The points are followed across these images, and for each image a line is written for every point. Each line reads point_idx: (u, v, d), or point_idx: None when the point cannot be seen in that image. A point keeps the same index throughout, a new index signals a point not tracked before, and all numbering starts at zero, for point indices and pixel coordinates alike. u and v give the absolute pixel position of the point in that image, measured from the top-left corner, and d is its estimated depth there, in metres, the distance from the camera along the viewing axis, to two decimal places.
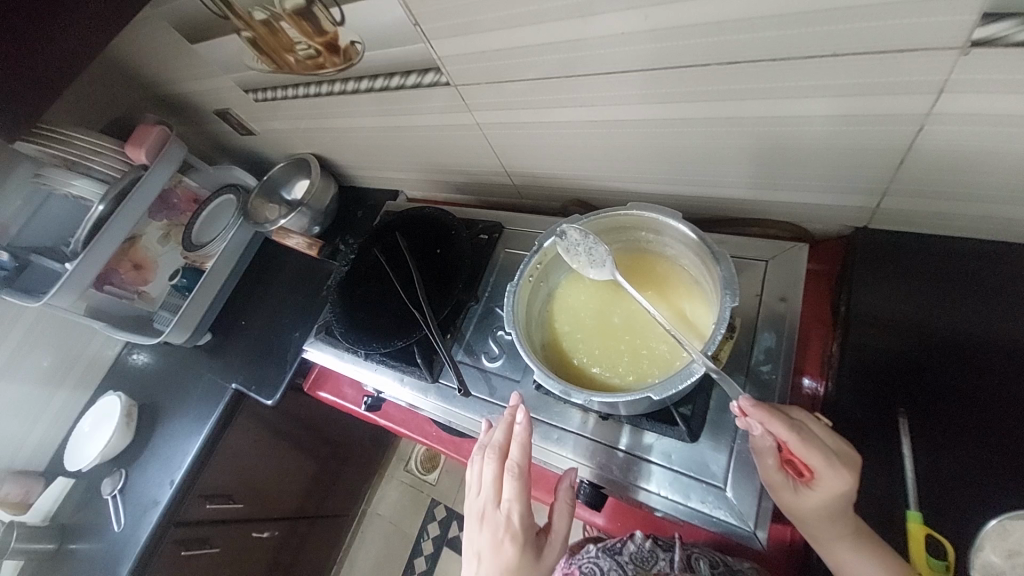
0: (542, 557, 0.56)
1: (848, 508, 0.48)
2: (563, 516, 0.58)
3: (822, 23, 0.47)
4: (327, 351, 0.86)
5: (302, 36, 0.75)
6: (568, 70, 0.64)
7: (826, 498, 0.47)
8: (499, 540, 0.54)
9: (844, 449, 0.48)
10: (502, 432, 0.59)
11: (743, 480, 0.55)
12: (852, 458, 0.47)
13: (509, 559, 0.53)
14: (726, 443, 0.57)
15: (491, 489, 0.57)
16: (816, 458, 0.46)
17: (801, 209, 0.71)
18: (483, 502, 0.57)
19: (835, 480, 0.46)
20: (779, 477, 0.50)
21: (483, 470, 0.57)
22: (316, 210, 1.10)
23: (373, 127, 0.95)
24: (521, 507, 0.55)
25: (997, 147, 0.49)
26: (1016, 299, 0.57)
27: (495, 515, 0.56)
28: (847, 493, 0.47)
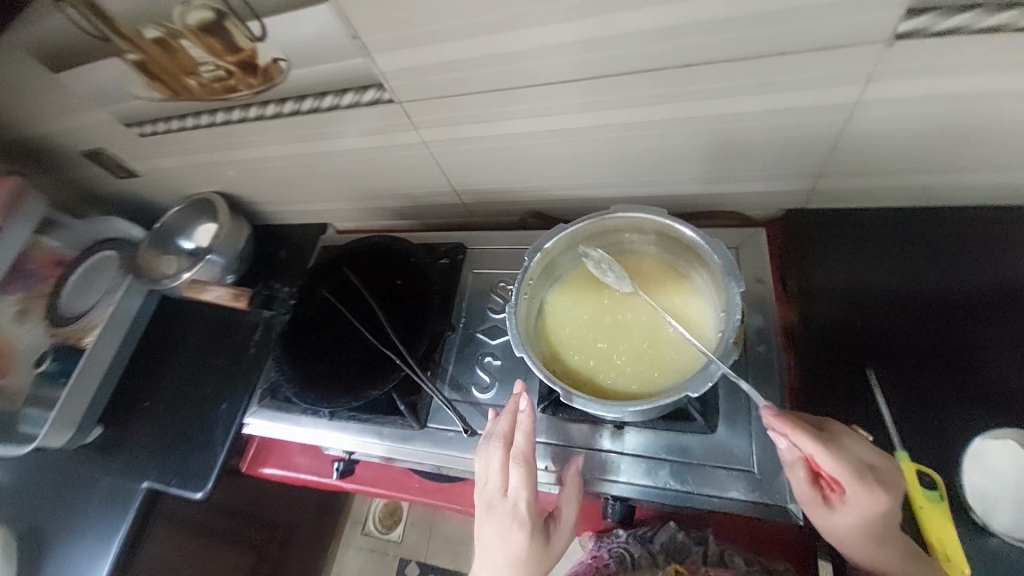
0: (552, 543, 0.52)
1: (885, 527, 0.47)
2: (572, 501, 0.55)
3: (772, 24, 0.51)
4: (280, 420, 0.73)
5: (208, 55, 0.66)
6: (526, 81, 0.63)
7: (857, 514, 0.47)
8: (507, 528, 0.51)
9: (885, 466, 0.47)
10: (507, 420, 0.56)
11: (772, 459, 0.55)
12: (892, 476, 0.47)
13: (519, 545, 0.50)
14: (742, 427, 0.58)
15: (497, 477, 0.53)
16: (847, 476, 0.46)
17: (746, 199, 0.77)
18: (489, 491, 0.53)
19: (867, 498, 0.46)
20: (810, 493, 0.50)
21: (487, 459, 0.54)
22: (229, 256, 0.96)
23: (296, 155, 0.85)
24: (529, 493, 0.52)
25: (911, 126, 0.58)
26: (929, 254, 0.67)
27: (503, 504, 0.52)
28: (881, 512, 0.46)
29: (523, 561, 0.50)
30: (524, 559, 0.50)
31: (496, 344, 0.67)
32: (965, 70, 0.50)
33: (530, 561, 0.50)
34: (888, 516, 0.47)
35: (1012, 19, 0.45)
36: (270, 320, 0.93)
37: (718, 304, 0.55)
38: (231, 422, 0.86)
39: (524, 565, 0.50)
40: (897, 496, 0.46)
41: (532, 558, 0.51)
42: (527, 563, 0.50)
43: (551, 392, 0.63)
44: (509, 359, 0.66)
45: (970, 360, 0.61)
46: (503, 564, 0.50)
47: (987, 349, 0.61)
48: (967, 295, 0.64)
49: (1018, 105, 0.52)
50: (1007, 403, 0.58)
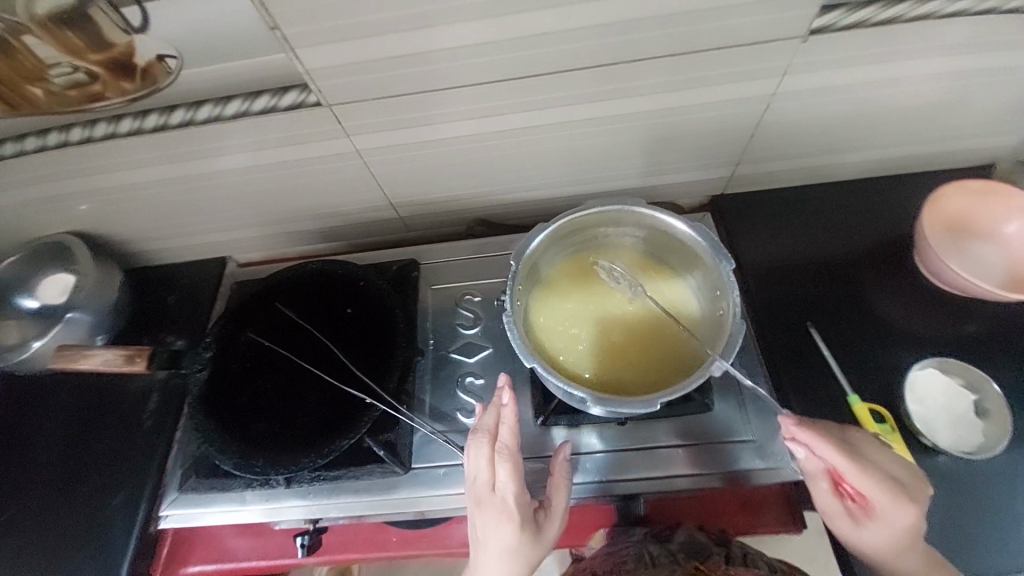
0: (543, 532, 0.51)
1: (913, 538, 0.50)
2: (561, 489, 0.54)
3: (714, 20, 0.54)
4: (215, 501, 0.58)
5: (62, 54, 0.52)
6: (476, 79, 0.59)
7: (883, 524, 0.50)
8: (497, 522, 0.50)
9: (909, 478, 0.50)
10: (493, 413, 0.52)
11: (765, 424, 0.60)
12: (918, 487, 0.50)
13: (510, 539, 0.49)
14: (735, 400, 0.61)
15: (484, 473, 0.50)
16: (869, 488, 0.49)
17: (679, 189, 0.82)
18: (477, 487, 0.50)
19: (893, 510, 0.48)
20: (834, 503, 0.53)
21: (473, 455, 0.50)
22: (99, 310, 0.75)
23: (189, 176, 0.70)
24: (518, 488, 0.50)
25: (815, 109, 0.67)
26: (832, 223, 0.78)
27: (492, 500, 0.50)
28: (908, 523, 0.49)
29: (514, 553, 0.49)
30: (516, 551, 0.49)
31: (474, 362, 0.63)
32: (857, 60, 0.59)
33: (522, 553, 0.49)
34: (915, 527, 0.49)
35: (900, 11, 0.55)
36: (165, 382, 0.76)
37: (708, 286, 0.56)
38: (132, 518, 0.67)
39: (515, 556, 0.50)
40: (921, 507, 0.49)
41: (524, 550, 0.50)
42: (519, 555, 0.49)
43: (548, 401, 0.59)
44: (492, 375, 0.63)
45: (876, 309, 0.71)
46: (494, 557, 0.50)
47: (887, 299, 0.72)
48: (870, 254, 0.75)
49: (882, 91, 0.64)
50: (910, 340, 0.69)
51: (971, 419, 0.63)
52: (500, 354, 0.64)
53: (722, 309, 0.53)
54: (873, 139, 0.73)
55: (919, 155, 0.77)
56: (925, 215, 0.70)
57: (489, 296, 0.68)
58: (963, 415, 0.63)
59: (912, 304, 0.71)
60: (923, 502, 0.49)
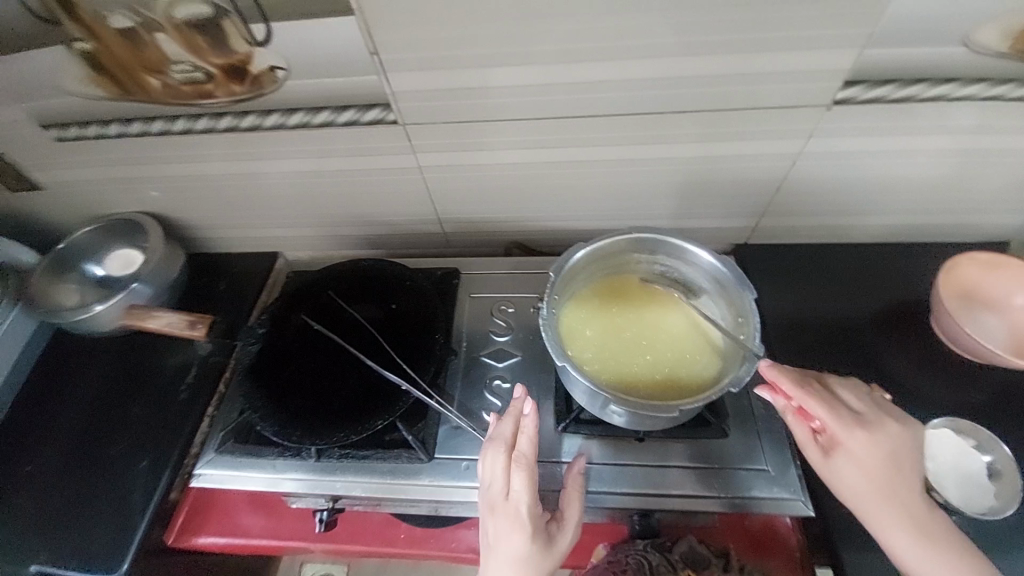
0: (555, 543, 0.52)
1: (884, 474, 0.51)
2: (573, 503, 0.55)
3: (751, 83, 0.61)
4: (245, 469, 0.62)
5: (186, 53, 0.61)
6: (534, 113, 0.67)
7: (849, 453, 0.52)
8: (509, 529, 0.50)
9: (875, 413, 0.54)
10: (510, 422, 0.55)
11: (776, 455, 0.62)
12: (883, 422, 0.53)
13: (521, 548, 0.50)
14: (749, 430, 0.64)
15: (499, 480, 0.52)
16: (826, 410, 0.53)
17: (705, 234, 0.87)
18: (492, 494, 0.52)
19: (849, 431, 0.52)
20: (803, 438, 0.55)
21: (490, 462, 0.52)
22: (159, 284, 0.81)
23: (265, 174, 0.78)
24: (531, 497, 0.51)
25: (836, 172, 0.73)
26: (846, 280, 0.83)
27: (506, 506, 0.51)
28: (869, 450, 0.51)
29: (526, 563, 0.49)
30: (527, 562, 0.50)
31: (503, 367, 0.68)
32: (878, 130, 0.66)
33: (534, 562, 0.50)
34: (881, 457, 0.51)
35: (914, 93, 0.62)
36: (206, 357, 0.81)
37: (730, 314, 0.61)
38: (155, 483, 0.69)
39: (527, 566, 0.49)
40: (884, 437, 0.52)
41: (535, 561, 0.50)
42: (530, 565, 0.49)
43: (570, 409, 0.64)
44: (519, 381, 0.67)
45: (885, 364, 0.75)
46: (505, 566, 0.50)
47: (897, 357, 0.75)
48: (882, 311, 0.79)
49: (899, 162, 0.71)
50: (918, 398, 0.71)
51: (986, 483, 0.64)
52: (527, 363, 0.69)
53: (743, 334, 0.58)
54: (890, 205, 0.79)
55: (931, 227, 0.83)
56: (941, 280, 0.74)
57: (521, 308, 0.73)
58: (978, 479, 0.63)
59: (924, 365, 0.74)
60: (885, 434, 0.52)
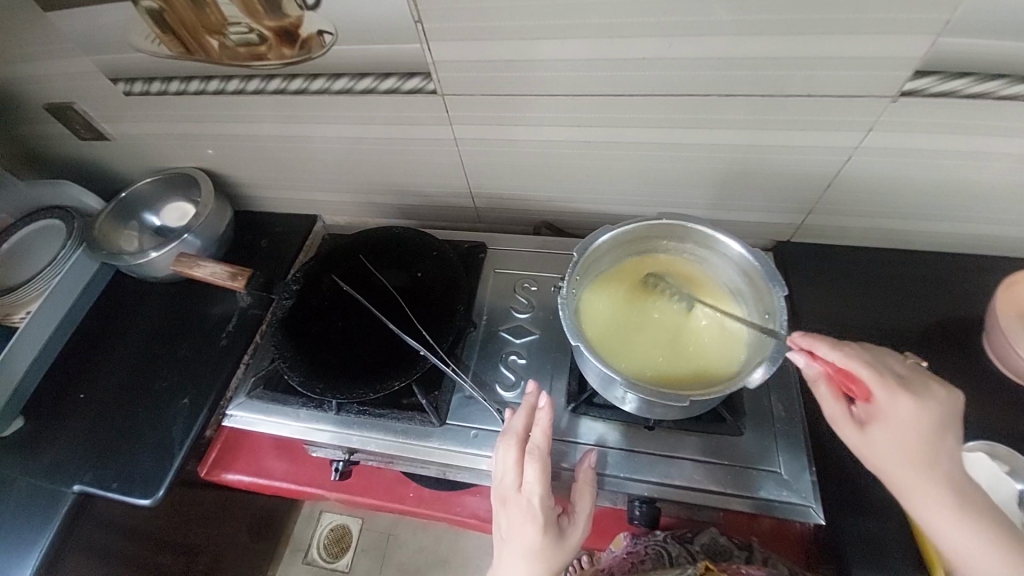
0: (566, 536, 0.53)
1: (934, 452, 0.47)
2: (585, 496, 0.56)
3: (808, 69, 0.58)
4: (271, 414, 0.66)
5: (243, 16, 0.63)
6: (575, 90, 0.65)
7: (890, 428, 0.48)
8: (521, 521, 0.52)
9: (923, 379, 0.49)
10: (523, 416, 0.56)
11: (793, 459, 0.60)
12: (934, 386, 0.48)
13: (532, 540, 0.51)
14: (767, 432, 0.62)
15: (511, 472, 0.53)
16: (873, 376, 0.49)
17: (744, 227, 0.84)
18: (504, 486, 0.53)
19: (897, 404, 0.47)
20: (838, 409, 0.51)
21: (503, 455, 0.54)
22: (207, 237, 0.85)
23: (309, 138, 0.81)
24: (543, 489, 0.52)
25: (894, 171, 0.68)
26: (893, 288, 0.78)
27: (518, 499, 0.52)
28: (914, 415, 0.47)
29: (538, 555, 0.51)
30: (539, 554, 0.51)
31: (520, 343, 0.69)
32: (949, 128, 0.61)
33: (545, 555, 0.51)
34: (932, 430, 0.47)
35: (992, 88, 0.56)
36: (245, 309, 0.86)
37: (758, 309, 0.59)
38: (192, 420, 0.75)
39: (539, 557, 0.51)
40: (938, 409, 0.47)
41: (546, 553, 0.51)
42: (542, 558, 0.51)
43: (581, 391, 0.64)
44: (534, 359, 0.68)
45: None
46: (517, 557, 0.51)
47: (938, 372, 0.71)
48: (929, 324, 0.74)
49: (970, 165, 0.65)
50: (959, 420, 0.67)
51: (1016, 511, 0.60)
52: (545, 342, 0.69)
53: (769, 331, 0.55)
54: (954, 211, 0.73)
55: (998, 239, 0.76)
56: (999, 297, 0.69)
57: (544, 288, 0.73)
58: (1007, 506, 0.59)
59: (969, 385, 0.69)
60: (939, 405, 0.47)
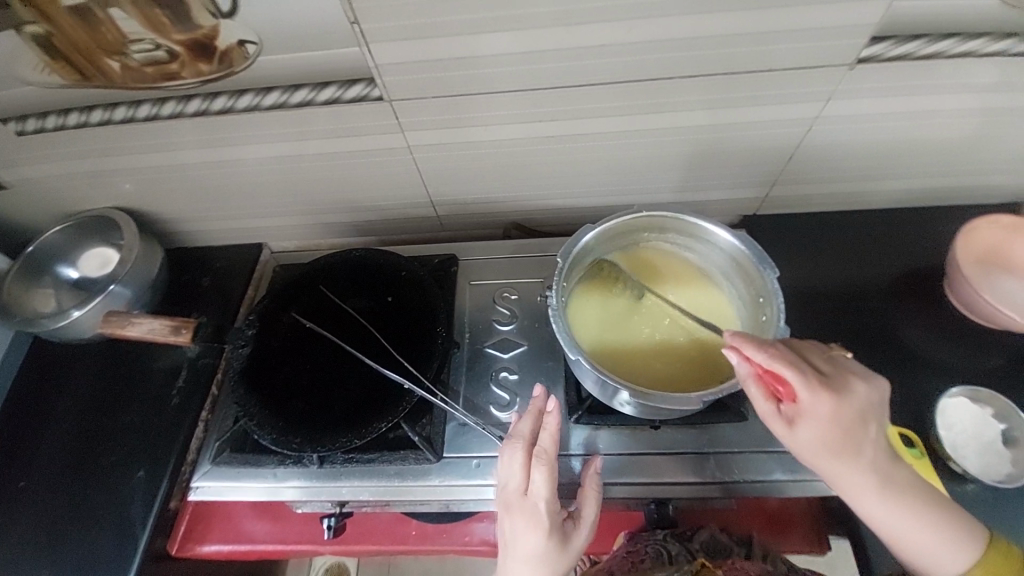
0: (571, 541, 0.50)
1: (858, 446, 0.47)
2: (591, 502, 0.53)
3: (768, 43, 0.56)
4: (244, 479, 0.59)
5: (146, 30, 0.54)
6: (536, 84, 0.61)
7: (815, 426, 0.47)
8: (526, 528, 0.49)
9: (844, 376, 0.48)
10: (530, 420, 0.53)
11: None
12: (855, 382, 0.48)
13: (538, 546, 0.48)
14: None
15: (517, 477, 0.50)
16: (801, 380, 0.46)
17: (713, 206, 0.83)
18: (508, 491, 0.50)
19: (823, 406, 0.46)
20: (766, 408, 0.49)
21: (508, 459, 0.51)
22: (139, 283, 0.75)
23: (243, 161, 0.72)
24: (551, 494, 0.49)
25: (852, 137, 0.69)
26: (861, 250, 0.80)
27: (524, 505, 0.49)
28: (836, 414, 0.46)
29: (542, 562, 0.48)
30: (543, 561, 0.48)
31: (509, 357, 0.65)
32: (902, 90, 0.62)
33: (550, 561, 0.48)
34: (857, 426, 0.47)
35: (943, 48, 0.57)
36: (195, 360, 0.76)
37: (750, 294, 0.58)
38: (153, 494, 0.67)
39: (542, 564, 0.48)
40: (854, 397, 0.47)
41: (551, 559, 0.48)
42: (546, 565, 0.48)
43: (581, 400, 0.61)
44: (526, 372, 0.64)
45: (901, 335, 0.73)
46: (520, 565, 0.48)
47: (912, 326, 0.73)
48: (894, 281, 0.77)
49: (920, 124, 0.67)
50: (936, 369, 0.70)
51: (1002, 451, 0.64)
52: (534, 352, 0.65)
53: (766, 315, 0.54)
54: (907, 169, 0.75)
55: (947, 190, 0.79)
56: (959, 247, 0.71)
57: (524, 294, 0.69)
58: (993, 447, 0.64)
59: (938, 334, 0.72)
60: (852, 394, 0.47)
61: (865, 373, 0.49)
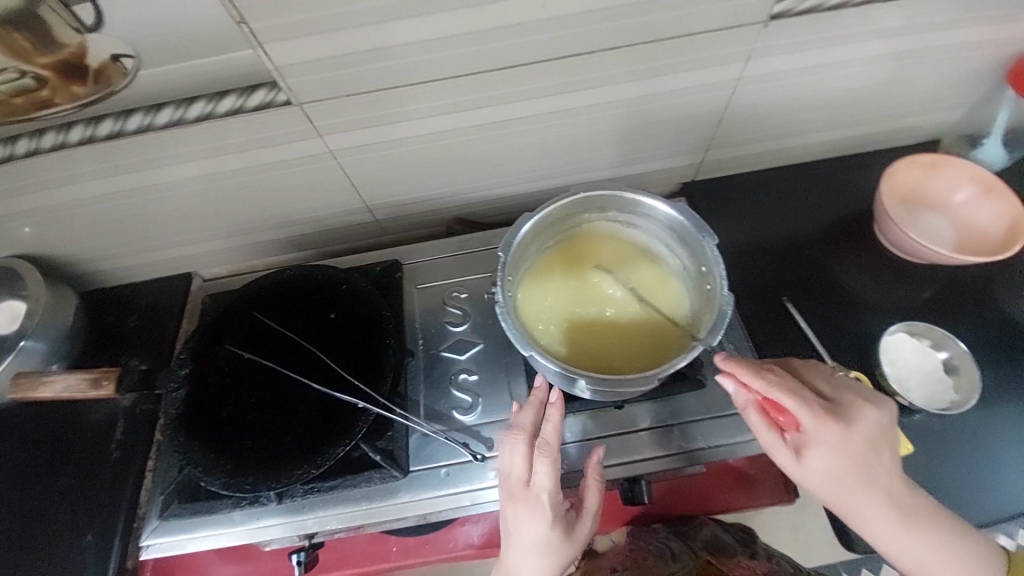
0: (570, 529, 0.51)
1: (865, 471, 0.49)
2: (594, 490, 0.54)
3: (682, 8, 0.56)
4: (199, 529, 0.55)
5: (4, 57, 0.49)
6: (454, 71, 0.58)
7: (819, 455, 0.48)
8: (527, 517, 0.49)
9: (848, 403, 0.49)
10: (532, 410, 0.53)
11: None
12: (859, 410, 0.49)
13: (538, 533, 0.49)
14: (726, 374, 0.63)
15: (519, 469, 0.50)
16: (801, 411, 0.48)
17: (653, 178, 0.83)
18: (511, 481, 0.50)
19: (825, 434, 0.47)
20: (772, 439, 0.51)
21: (511, 451, 0.50)
22: (53, 335, 0.69)
23: (148, 188, 0.66)
24: (554, 486, 0.49)
25: (775, 94, 0.70)
26: (797, 204, 0.82)
27: (527, 496, 0.49)
28: (839, 443, 0.47)
29: (541, 547, 0.49)
30: (542, 546, 0.49)
31: (466, 358, 0.63)
32: (816, 43, 0.63)
33: (549, 548, 0.49)
34: (863, 451, 0.48)
35: None
36: (132, 408, 0.70)
37: (693, 264, 0.58)
38: (105, 560, 0.62)
39: (542, 550, 0.50)
40: (862, 429, 0.48)
41: (550, 546, 0.49)
42: (546, 550, 0.49)
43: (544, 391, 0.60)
44: (486, 371, 0.62)
45: (842, 281, 0.75)
46: (520, 551, 0.49)
47: (852, 270, 0.76)
48: (831, 230, 0.79)
49: (837, 74, 0.68)
50: (876, 309, 0.73)
51: (943, 379, 0.67)
52: (492, 350, 0.64)
53: (710, 284, 0.55)
54: (831, 119, 0.77)
55: (869, 135, 0.82)
56: (885, 189, 0.74)
57: (475, 292, 0.68)
58: (935, 376, 0.67)
59: (873, 276, 0.75)
60: (864, 423, 0.49)
61: (869, 399, 0.50)
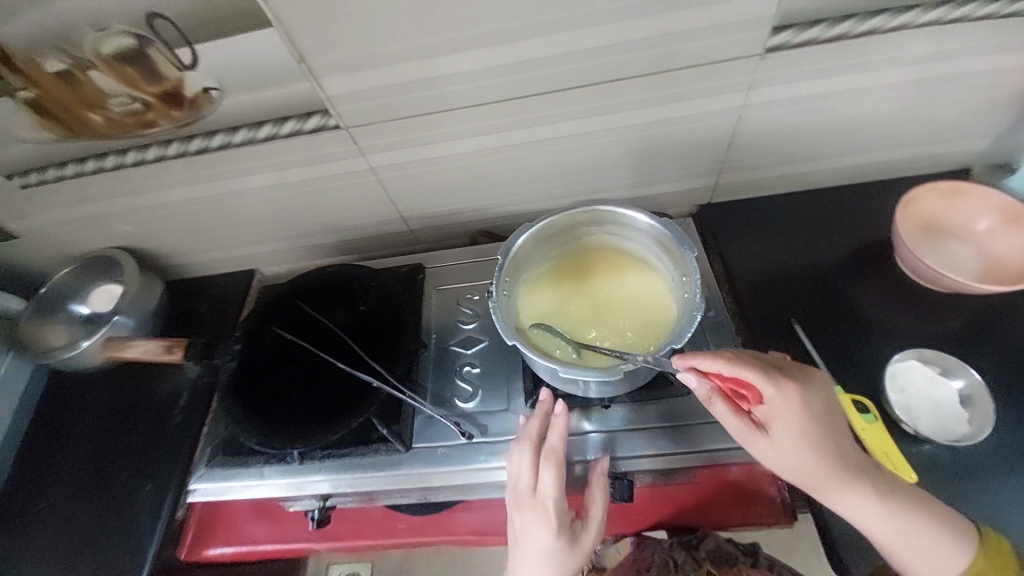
0: (578, 540, 0.55)
1: (828, 436, 0.52)
2: (599, 502, 0.57)
3: (680, 43, 0.62)
4: (234, 480, 0.65)
5: (122, 86, 0.63)
6: (475, 100, 0.67)
7: (784, 422, 0.52)
8: (535, 523, 0.54)
9: (794, 370, 0.54)
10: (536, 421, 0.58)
11: None
12: (804, 374, 0.54)
13: (546, 540, 0.53)
14: None
15: (526, 476, 0.55)
16: (760, 382, 0.52)
17: (668, 199, 0.87)
18: (519, 489, 0.55)
19: (785, 400, 0.51)
20: (740, 419, 0.54)
21: (518, 459, 0.56)
22: (139, 313, 0.83)
23: (223, 195, 0.79)
24: (557, 493, 0.54)
25: (784, 120, 0.73)
26: (812, 228, 0.83)
27: (533, 502, 0.55)
28: (798, 406, 0.52)
29: (550, 556, 0.53)
30: (551, 555, 0.53)
31: (473, 353, 0.70)
32: (818, 72, 0.66)
33: (557, 556, 0.53)
34: (821, 414, 0.52)
35: (845, 29, 0.62)
36: (196, 380, 0.83)
37: (680, 276, 0.61)
38: (159, 505, 0.73)
39: (551, 559, 0.53)
40: (813, 391, 0.53)
41: (559, 554, 0.53)
42: (555, 559, 0.53)
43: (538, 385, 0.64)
44: (489, 365, 0.68)
45: (853, 305, 0.75)
46: (531, 559, 0.53)
47: (864, 295, 0.76)
48: (845, 254, 0.80)
49: (846, 101, 0.70)
50: (888, 335, 0.72)
51: (958, 412, 0.65)
52: (497, 347, 0.70)
53: (689, 293, 0.58)
54: (847, 145, 0.78)
55: (892, 162, 0.82)
56: (902, 217, 0.74)
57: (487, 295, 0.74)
58: (948, 408, 0.65)
59: (889, 303, 0.75)
60: (817, 391, 0.53)
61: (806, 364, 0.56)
